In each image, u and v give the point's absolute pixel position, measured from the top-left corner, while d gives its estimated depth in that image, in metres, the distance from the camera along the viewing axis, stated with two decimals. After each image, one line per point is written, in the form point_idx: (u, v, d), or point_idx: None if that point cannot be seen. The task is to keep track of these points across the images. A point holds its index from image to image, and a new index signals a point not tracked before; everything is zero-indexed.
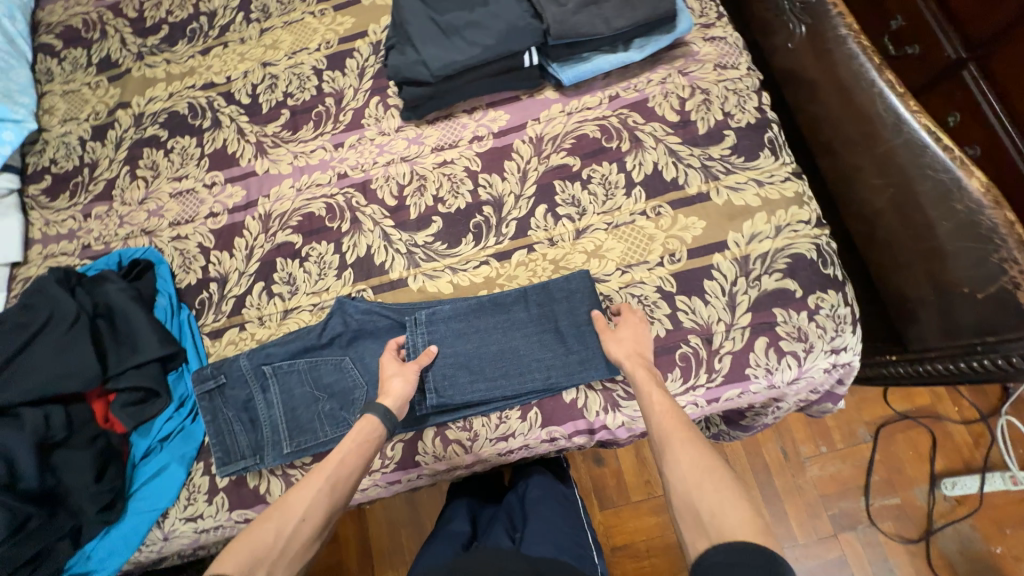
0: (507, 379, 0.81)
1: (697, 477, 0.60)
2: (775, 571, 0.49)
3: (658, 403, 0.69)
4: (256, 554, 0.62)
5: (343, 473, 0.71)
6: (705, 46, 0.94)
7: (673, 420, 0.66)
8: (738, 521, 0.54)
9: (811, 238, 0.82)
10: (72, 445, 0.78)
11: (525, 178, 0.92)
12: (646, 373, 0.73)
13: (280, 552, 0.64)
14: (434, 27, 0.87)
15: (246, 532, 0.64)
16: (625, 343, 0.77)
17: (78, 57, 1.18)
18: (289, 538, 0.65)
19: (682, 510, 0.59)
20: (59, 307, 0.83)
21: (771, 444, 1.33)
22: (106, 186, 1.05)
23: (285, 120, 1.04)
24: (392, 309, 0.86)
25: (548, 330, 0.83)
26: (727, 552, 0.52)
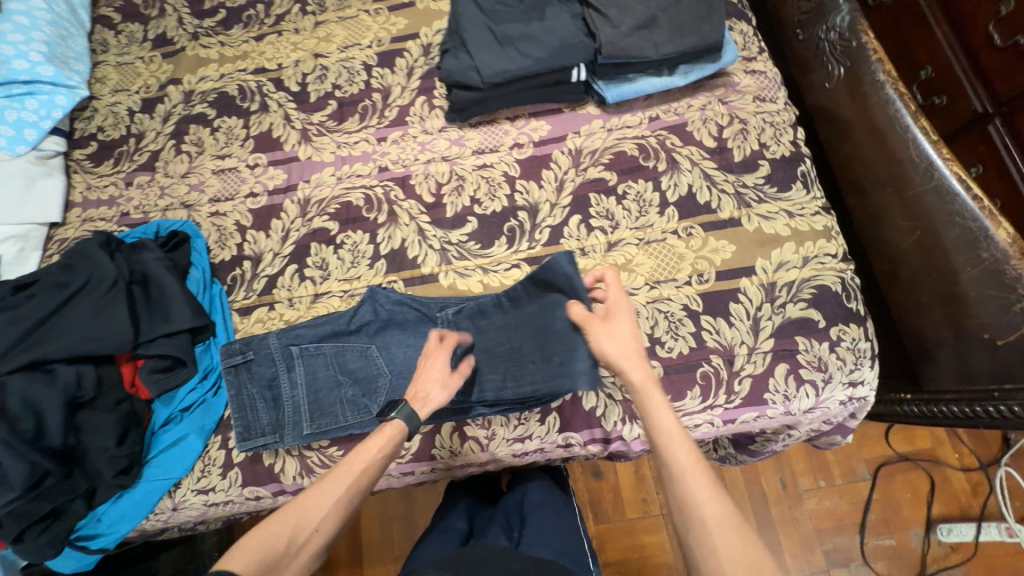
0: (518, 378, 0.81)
1: (725, 545, 0.56)
2: None
3: (679, 447, 0.61)
4: (269, 558, 0.60)
5: (364, 478, 0.69)
6: (746, 78, 0.97)
7: (695, 470, 0.60)
8: None
9: (836, 271, 0.84)
10: (97, 407, 0.78)
11: (561, 188, 0.95)
12: (662, 405, 0.63)
13: (291, 556, 0.62)
14: (490, 34, 0.89)
15: (261, 528, 0.62)
16: (620, 347, 0.67)
17: (134, 32, 1.21)
18: (302, 542, 0.63)
19: None
20: (99, 270, 0.83)
21: (771, 473, 1.34)
22: (151, 157, 1.08)
23: (332, 110, 1.07)
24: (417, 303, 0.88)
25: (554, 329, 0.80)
26: None
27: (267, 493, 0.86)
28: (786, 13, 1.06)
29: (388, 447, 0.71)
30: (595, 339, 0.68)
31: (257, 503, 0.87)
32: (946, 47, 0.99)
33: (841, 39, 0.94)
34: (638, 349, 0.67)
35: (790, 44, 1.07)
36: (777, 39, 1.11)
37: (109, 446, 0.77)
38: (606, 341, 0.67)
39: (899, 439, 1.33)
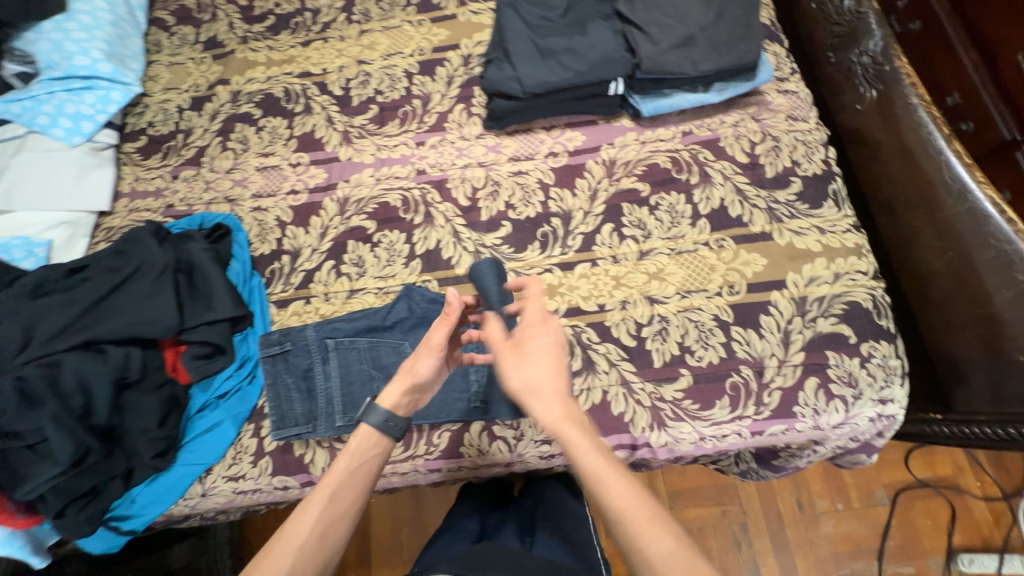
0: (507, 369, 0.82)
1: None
2: None
3: (610, 484, 0.56)
4: None
5: (338, 504, 0.64)
6: (779, 97, 1.00)
7: (633, 504, 0.55)
8: None
9: (867, 288, 0.85)
10: (141, 388, 0.81)
11: (594, 197, 0.97)
12: (583, 440, 0.59)
13: None
14: (533, 46, 0.93)
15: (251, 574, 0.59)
16: (531, 374, 0.62)
17: (187, 34, 1.27)
18: None
19: None
20: (149, 257, 0.86)
21: (787, 493, 1.32)
22: (197, 153, 1.12)
23: (373, 114, 1.11)
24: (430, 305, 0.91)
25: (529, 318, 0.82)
26: None
27: (294, 483, 0.87)
28: (818, 36, 1.09)
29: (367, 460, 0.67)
30: (506, 373, 0.63)
31: (284, 493, 0.88)
32: (973, 73, 1.01)
33: (874, 63, 0.96)
34: (550, 376, 0.62)
35: (821, 65, 1.09)
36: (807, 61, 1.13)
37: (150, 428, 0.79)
38: (516, 374, 0.62)
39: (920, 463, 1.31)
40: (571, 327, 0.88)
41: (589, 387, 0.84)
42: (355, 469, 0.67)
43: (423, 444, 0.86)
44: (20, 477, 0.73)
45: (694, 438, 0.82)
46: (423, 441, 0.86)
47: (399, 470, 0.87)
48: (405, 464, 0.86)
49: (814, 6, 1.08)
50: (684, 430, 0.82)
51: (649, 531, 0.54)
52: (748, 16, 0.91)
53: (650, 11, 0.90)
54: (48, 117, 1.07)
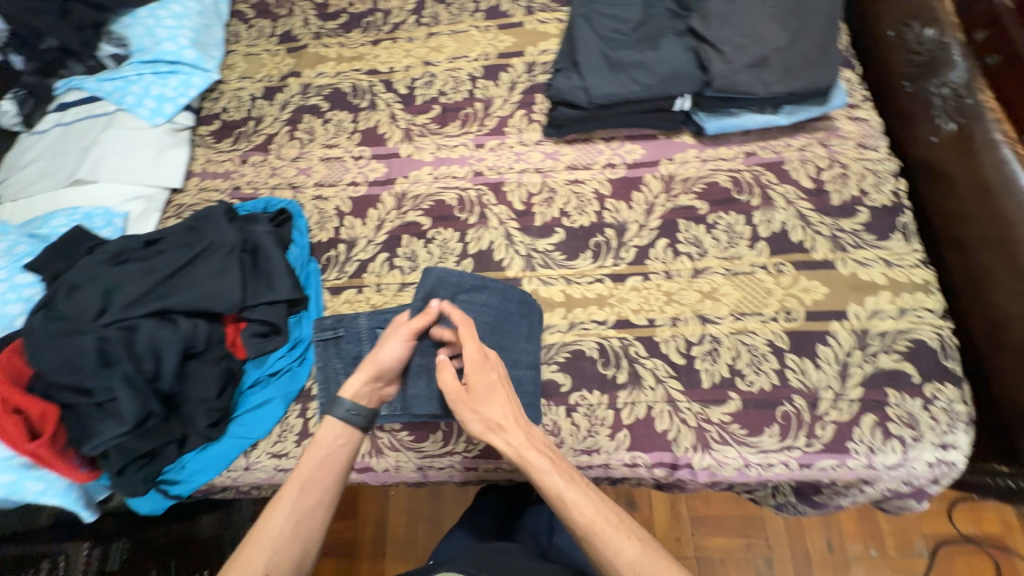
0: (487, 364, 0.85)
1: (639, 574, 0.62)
2: None
3: (572, 496, 0.68)
4: None
5: (309, 496, 0.71)
6: (848, 124, 0.98)
7: (595, 509, 0.67)
8: None
9: (934, 327, 0.82)
10: (204, 359, 0.84)
11: (650, 211, 0.97)
12: (545, 461, 0.71)
13: None
14: (603, 58, 0.94)
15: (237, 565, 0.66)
16: (489, 410, 0.73)
17: (264, 27, 1.34)
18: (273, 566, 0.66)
19: None
20: (220, 235, 0.91)
21: (816, 532, 1.27)
22: (266, 140, 1.17)
23: (435, 114, 1.14)
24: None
25: (493, 320, 0.88)
26: None
27: None
28: (893, 64, 1.06)
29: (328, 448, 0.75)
30: (465, 413, 0.74)
31: None
32: None
33: (955, 95, 0.93)
34: (506, 411, 0.74)
35: (894, 94, 1.06)
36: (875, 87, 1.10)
37: (208, 398, 0.82)
38: (474, 419, 0.74)
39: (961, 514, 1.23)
40: (619, 339, 0.88)
41: (634, 401, 0.84)
42: (322, 461, 0.74)
43: (464, 440, 0.87)
44: (89, 432, 0.77)
45: (738, 465, 0.80)
46: (463, 438, 0.87)
47: (435, 465, 0.87)
48: (443, 459, 0.86)
49: (892, 33, 1.05)
50: (729, 455, 0.80)
51: (612, 529, 0.65)
52: (827, 40, 0.89)
53: (725, 30, 0.90)
54: (135, 97, 1.13)
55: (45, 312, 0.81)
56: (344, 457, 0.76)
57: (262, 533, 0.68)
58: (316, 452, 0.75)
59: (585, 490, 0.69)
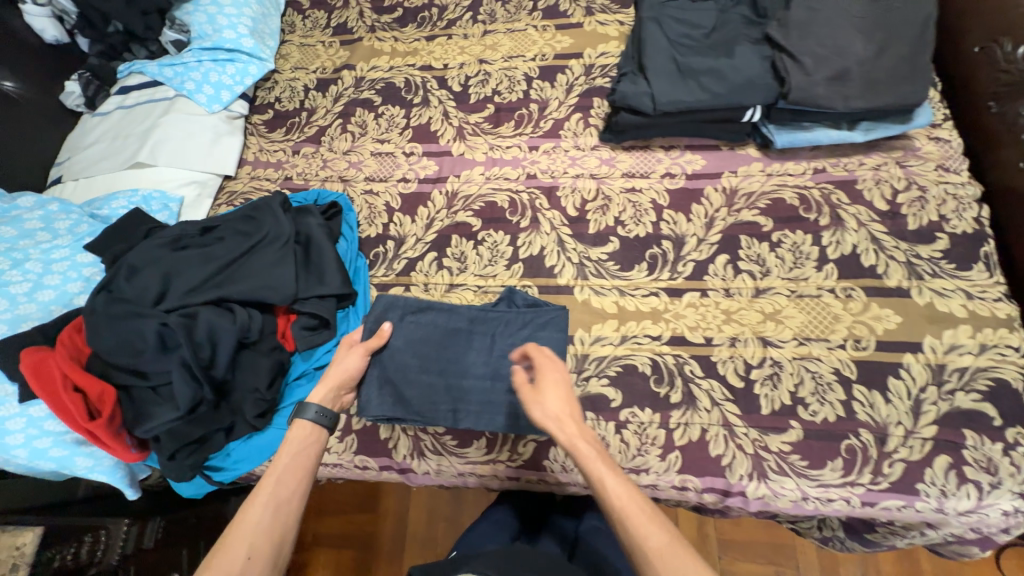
0: (441, 376, 0.85)
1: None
2: None
3: (614, 490, 0.62)
4: None
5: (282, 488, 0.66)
6: (928, 144, 0.93)
7: (634, 506, 0.60)
8: None
9: (1019, 367, 0.76)
10: (257, 349, 0.84)
11: (710, 225, 0.93)
12: (591, 452, 0.66)
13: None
14: (672, 65, 0.90)
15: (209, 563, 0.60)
16: (551, 405, 0.70)
17: (319, 18, 1.33)
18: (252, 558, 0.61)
19: None
20: (275, 227, 0.91)
21: (851, 566, 1.21)
22: (318, 131, 1.17)
23: (489, 113, 1.12)
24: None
25: (440, 338, 0.87)
26: None
27: (374, 465, 0.88)
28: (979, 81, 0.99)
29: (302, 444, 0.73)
30: (529, 407, 0.71)
31: (361, 472, 0.90)
32: None
33: None
34: (566, 405, 0.70)
35: (978, 113, 0.98)
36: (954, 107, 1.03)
37: (259, 388, 0.82)
38: (538, 410, 0.70)
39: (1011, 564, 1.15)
40: (674, 356, 0.85)
41: (687, 422, 0.81)
42: (294, 455, 0.71)
43: (507, 449, 0.85)
44: (146, 414, 0.78)
45: (796, 497, 0.76)
46: (507, 447, 0.85)
47: (476, 472, 0.86)
48: (485, 466, 0.85)
49: (978, 49, 0.97)
50: (786, 486, 0.76)
51: (650, 530, 0.58)
52: (917, 55, 0.84)
53: (806, 41, 0.85)
54: (194, 84, 1.14)
55: (108, 294, 0.82)
56: (310, 454, 0.73)
57: (240, 527, 0.63)
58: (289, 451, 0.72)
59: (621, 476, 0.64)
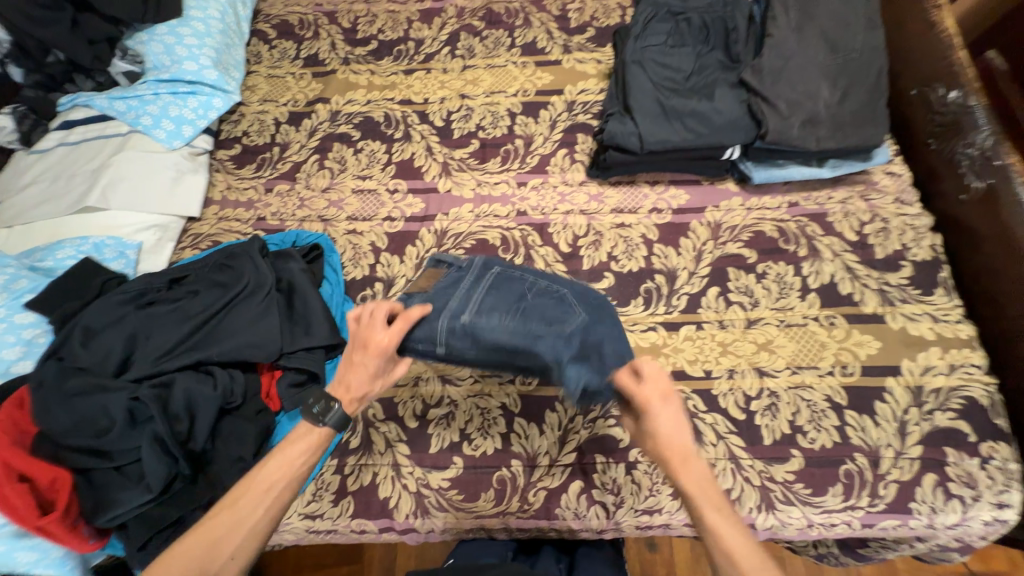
0: None
1: None
2: None
3: (722, 531, 0.57)
4: None
5: (275, 479, 0.62)
6: (886, 179, 1.01)
7: (744, 554, 0.56)
8: None
9: (983, 384, 0.83)
10: (241, 414, 0.77)
11: (699, 258, 0.96)
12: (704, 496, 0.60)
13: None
14: (657, 105, 0.94)
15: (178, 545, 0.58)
16: (662, 441, 0.63)
17: (287, 49, 1.27)
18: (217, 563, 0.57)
19: None
20: (255, 275, 0.84)
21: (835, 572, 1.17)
22: (293, 168, 1.11)
23: (474, 149, 1.11)
24: (524, 330, 0.70)
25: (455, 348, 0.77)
26: None
27: (372, 527, 0.82)
28: None
29: (308, 458, 0.65)
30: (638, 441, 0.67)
31: (358, 536, 0.83)
32: None
33: (983, 156, 0.91)
34: (682, 442, 0.62)
35: (919, 150, 1.03)
36: (896, 146, 1.09)
37: (243, 457, 0.74)
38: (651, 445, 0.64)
39: (975, 560, 1.17)
40: (676, 391, 0.86)
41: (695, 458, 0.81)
42: (293, 459, 0.64)
43: (517, 500, 0.81)
44: (109, 500, 0.69)
45: (802, 525, 0.78)
46: (517, 497, 0.81)
47: (485, 524, 0.82)
48: (495, 519, 0.81)
49: (915, 92, 1.03)
50: (793, 515, 0.78)
51: None
52: (874, 100, 0.92)
53: (780, 86, 0.92)
54: (151, 118, 1.05)
55: (58, 363, 0.73)
56: (307, 452, 0.65)
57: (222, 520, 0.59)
58: (294, 444, 0.65)
59: (726, 508, 0.59)
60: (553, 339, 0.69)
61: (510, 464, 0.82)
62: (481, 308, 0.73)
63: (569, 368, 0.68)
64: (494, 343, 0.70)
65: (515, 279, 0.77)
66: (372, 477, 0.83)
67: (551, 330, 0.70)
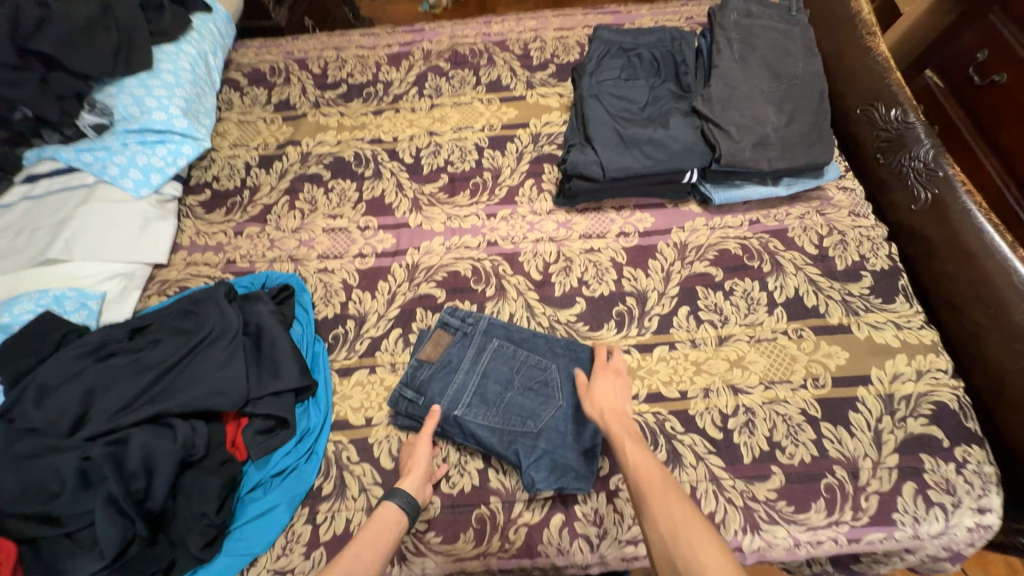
0: None
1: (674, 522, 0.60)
2: None
3: (633, 453, 0.71)
4: None
5: (365, 548, 0.68)
6: (839, 194, 1.05)
7: (650, 472, 0.68)
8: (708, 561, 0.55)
9: (951, 388, 0.85)
10: (203, 467, 0.74)
11: (668, 278, 0.98)
12: (621, 428, 0.75)
13: None
14: (615, 135, 0.97)
15: None
16: (599, 401, 0.80)
17: (259, 95, 1.30)
18: None
19: (658, 547, 0.60)
20: (220, 320, 0.83)
21: None
22: (263, 210, 1.11)
23: (443, 183, 1.13)
24: (503, 431, 0.81)
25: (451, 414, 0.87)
26: None
27: None
28: None
29: (389, 534, 0.71)
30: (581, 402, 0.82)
31: None
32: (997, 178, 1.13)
33: (926, 169, 0.97)
34: (615, 403, 0.80)
35: (868, 164, 1.09)
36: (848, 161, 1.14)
37: (206, 513, 0.71)
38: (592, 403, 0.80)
39: (972, 567, 1.15)
40: (653, 414, 0.85)
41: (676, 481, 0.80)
42: (376, 531, 0.71)
43: (498, 539, 0.78)
44: (59, 570, 0.65)
45: (789, 545, 0.76)
46: (498, 536, 0.78)
47: (466, 568, 0.78)
48: (476, 562, 0.77)
49: (859, 111, 1.09)
50: (779, 535, 0.76)
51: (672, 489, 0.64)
52: (819, 122, 0.97)
53: (729, 112, 0.96)
54: (118, 168, 1.06)
55: (9, 425, 0.70)
56: (389, 531, 0.72)
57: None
58: (374, 524, 0.72)
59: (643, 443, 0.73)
60: (525, 441, 0.80)
61: (489, 501, 0.80)
62: (473, 403, 0.83)
63: (528, 470, 0.78)
64: (475, 437, 0.81)
65: (508, 366, 0.87)
66: (345, 524, 0.78)
67: (526, 431, 0.81)
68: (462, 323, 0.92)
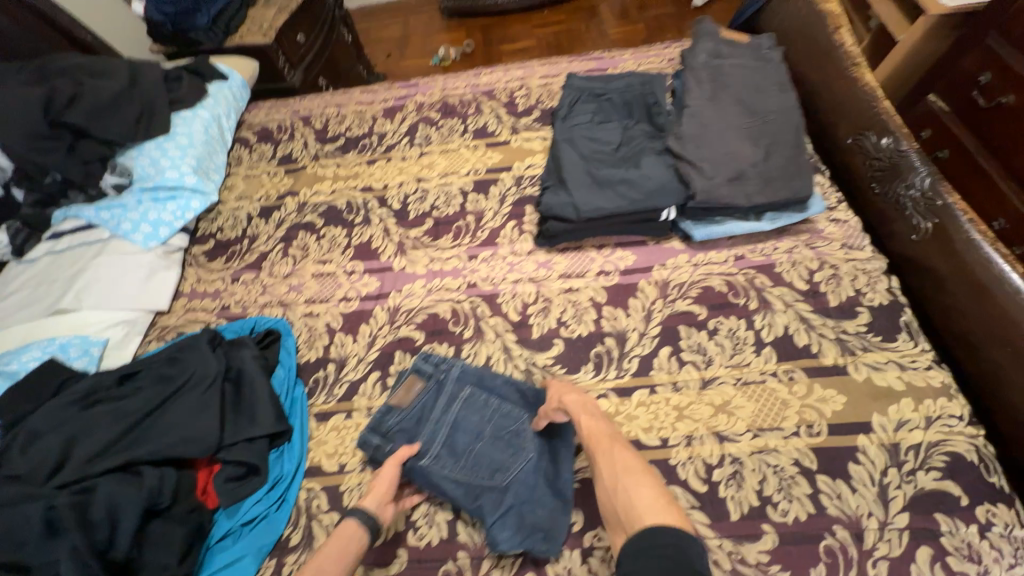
0: None
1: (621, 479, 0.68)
2: (679, 542, 0.58)
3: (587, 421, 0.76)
4: None
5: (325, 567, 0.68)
6: (830, 226, 1.01)
7: (600, 436, 0.74)
8: (648, 505, 0.63)
9: (968, 437, 0.76)
10: (171, 516, 0.75)
11: (649, 317, 0.95)
12: (577, 398, 0.80)
13: None
14: (589, 176, 0.98)
15: None
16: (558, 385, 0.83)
17: (265, 151, 1.41)
18: None
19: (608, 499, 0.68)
20: (201, 367, 0.86)
21: None
22: (259, 258, 1.17)
23: (428, 227, 1.16)
24: (470, 484, 0.79)
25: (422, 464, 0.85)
26: (642, 536, 0.59)
27: None
28: None
29: (351, 549, 0.70)
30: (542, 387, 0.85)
31: None
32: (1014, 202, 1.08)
33: (924, 198, 0.92)
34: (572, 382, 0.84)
35: (863, 194, 1.05)
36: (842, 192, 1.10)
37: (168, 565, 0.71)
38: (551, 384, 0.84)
39: None
40: None
41: None
42: (336, 547, 0.70)
43: None
44: None
45: None
46: None
47: None
48: None
49: (849, 141, 1.07)
50: None
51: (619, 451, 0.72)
52: (798, 156, 0.95)
53: (703, 150, 0.96)
54: (131, 223, 1.14)
55: None
56: (351, 545, 0.71)
57: None
58: (335, 540, 0.71)
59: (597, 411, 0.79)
60: (491, 495, 0.77)
61: (456, 557, 0.76)
62: (442, 454, 0.82)
63: (493, 528, 0.74)
64: (442, 491, 0.79)
65: (480, 415, 0.86)
66: None
67: (494, 484, 0.78)
68: (435, 368, 0.91)
